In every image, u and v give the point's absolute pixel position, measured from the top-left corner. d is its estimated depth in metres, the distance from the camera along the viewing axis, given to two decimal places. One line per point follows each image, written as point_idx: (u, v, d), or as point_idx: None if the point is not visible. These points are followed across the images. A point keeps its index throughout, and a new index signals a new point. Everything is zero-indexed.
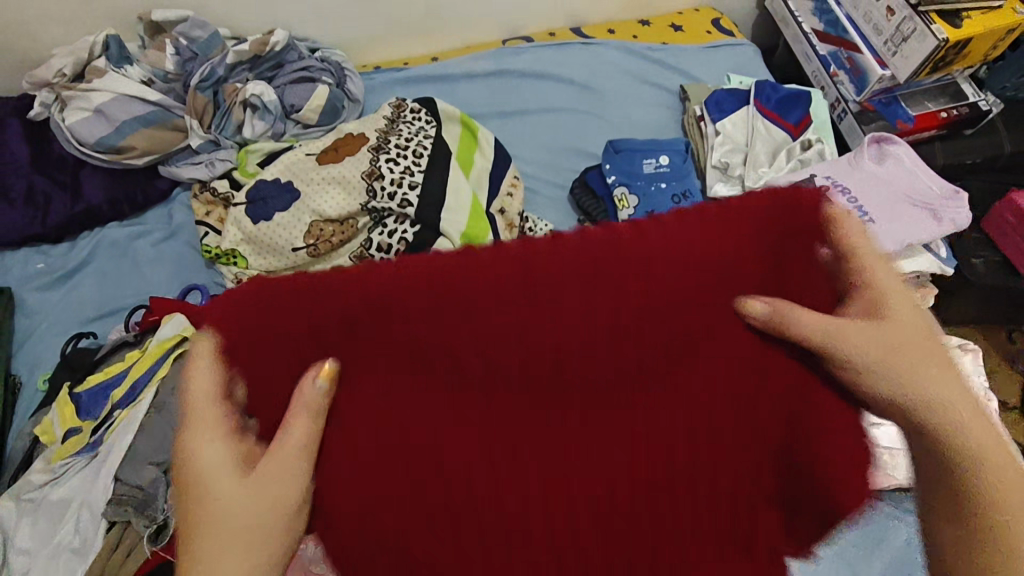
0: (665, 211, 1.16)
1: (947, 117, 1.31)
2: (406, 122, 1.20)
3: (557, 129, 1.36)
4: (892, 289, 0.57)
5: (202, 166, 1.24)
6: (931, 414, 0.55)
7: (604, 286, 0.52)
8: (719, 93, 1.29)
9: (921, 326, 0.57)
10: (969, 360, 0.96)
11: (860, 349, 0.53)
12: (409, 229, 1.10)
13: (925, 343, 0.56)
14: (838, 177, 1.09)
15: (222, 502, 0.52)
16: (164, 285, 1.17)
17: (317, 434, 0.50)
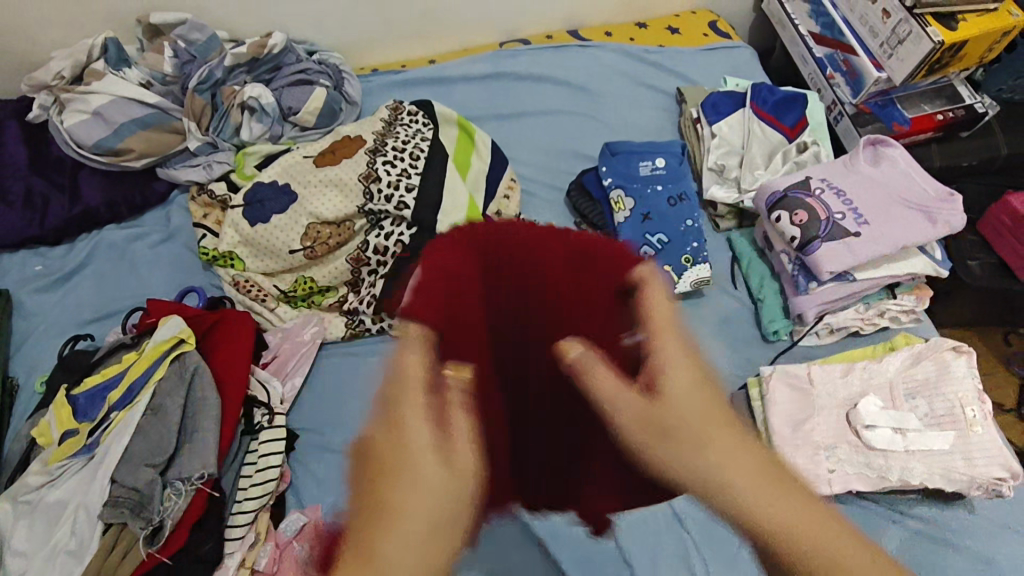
0: (660, 213, 1.16)
1: (942, 119, 1.32)
2: (403, 125, 1.21)
3: (554, 131, 1.36)
4: (677, 371, 0.60)
5: (200, 168, 1.25)
6: (719, 497, 0.54)
7: (485, 290, 0.62)
8: (715, 95, 1.29)
9: (703, 407, 0.58)
10: (963, 361, 0.95)
11: (624, 409, 0.59)
12: (405, 232, 1.11)
13: (710, 423, 0.57)
14: (833, 180, 1.09)
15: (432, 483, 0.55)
16: (162, 288, 1.18)
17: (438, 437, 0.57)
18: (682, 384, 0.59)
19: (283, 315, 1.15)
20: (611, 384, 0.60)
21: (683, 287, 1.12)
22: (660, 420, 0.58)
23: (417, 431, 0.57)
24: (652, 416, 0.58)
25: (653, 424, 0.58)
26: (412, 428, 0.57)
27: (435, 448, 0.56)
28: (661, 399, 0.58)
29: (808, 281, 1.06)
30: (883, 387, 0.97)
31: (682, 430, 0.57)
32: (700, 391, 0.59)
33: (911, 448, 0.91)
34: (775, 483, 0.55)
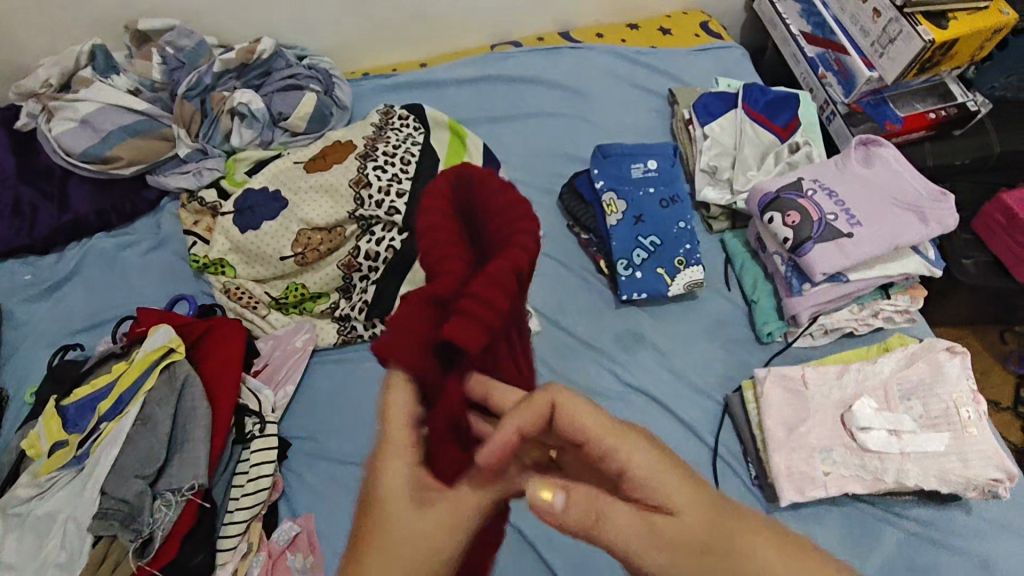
0: (653, 214, 1.15)
1: (935, 118, 1.31)
2: (394, 130, 1.20)
3: (546, 133, 1.35)
4: (662, 483, 0.51)
5: (190, 175, 1.24)
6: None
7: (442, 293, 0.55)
8: (707, 96, 1.29)
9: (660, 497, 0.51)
10: (957, 362, 0.95)
11: (655, 555, 0.49)
12: (396, 237, 1.10)
13: (718, 527, 0.51)
14: (825, 180, 1.09)
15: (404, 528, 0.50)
16: (152, 296, 1.17)
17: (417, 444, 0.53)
18: (671, 497, 0.51)
19: (275, 322, 1.14)
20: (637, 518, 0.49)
21: (676, 290, 1.12)
22: (681, 551, 0.49)
23: (399, 483, 0.52)
24: (681, 553, 0.49)
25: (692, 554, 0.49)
26: (393, 477, 0.52)
27: (413, 500, 0.51)
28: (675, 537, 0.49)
29: (801, 282, 1.06)
30: (878, 389, 0.96)
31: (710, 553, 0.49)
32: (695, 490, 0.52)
33: (906, 450, 0.91)
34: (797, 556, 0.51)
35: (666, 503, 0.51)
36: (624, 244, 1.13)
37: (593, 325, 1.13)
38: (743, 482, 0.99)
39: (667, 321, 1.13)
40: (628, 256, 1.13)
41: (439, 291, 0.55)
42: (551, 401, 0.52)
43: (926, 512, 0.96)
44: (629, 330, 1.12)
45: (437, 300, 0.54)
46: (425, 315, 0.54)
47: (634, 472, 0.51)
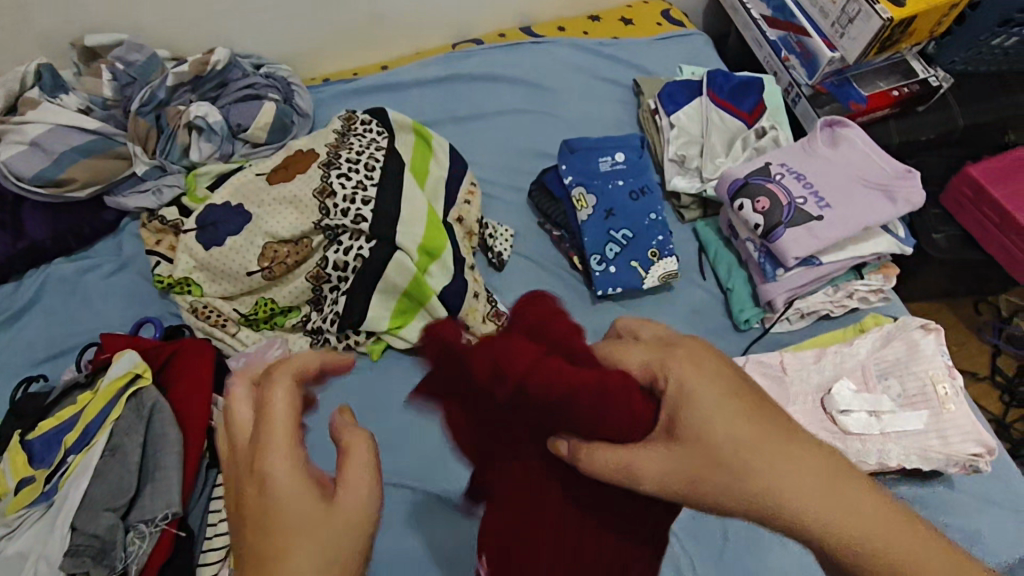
0: (624, 208, 1.14)
1: (898, 94, 1.30)
2: (357, 135, 1.17)
3: (512, 130, 1.34)
4: (703, 397, 0.54)
5: (149, 194, 1.21)
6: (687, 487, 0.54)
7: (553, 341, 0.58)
8: (671, 85, 1.28)
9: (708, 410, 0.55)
10: (932, 339, 0.95)
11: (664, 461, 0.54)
12: (365, 245, 1.07)
13: (752, 440, 0.54)
14: (792, 164, 1.08)
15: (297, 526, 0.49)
16: (118, 320, 1.14)
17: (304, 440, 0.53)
18: (705, 415, 0.54)
19: (245, 340, 1.11)
20: (621, 454, 0.54)
21: (650, 282, 1.11)
22: (702, 461, 0.53)
23: (290, 485, 0.50)
24: (703, 463, 0.53)
25: (686, 482, 0.54)
26: (281, 477, 0.50)
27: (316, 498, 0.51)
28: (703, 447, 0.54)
29: (775, 267, 1.05)
30: (856, 370, 0.96)
31: (731, 466, 0.53)
32: (736, 400, 0.55)
33: (887, 430, 0.91)
34: (826, 463, 0.54)
35: (704, 422, 0.54)
36: (596, 239, 1.12)
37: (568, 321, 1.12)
38: None
39: (644, 314, 1.13)
40: (601, 251, 1.12)
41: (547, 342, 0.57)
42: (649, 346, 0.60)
43: (911, 490, 0.96)
44: (606, 325, 1.12)
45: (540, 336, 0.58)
46: (529, 329, 0.59)
47: (672, 385, 0.56)
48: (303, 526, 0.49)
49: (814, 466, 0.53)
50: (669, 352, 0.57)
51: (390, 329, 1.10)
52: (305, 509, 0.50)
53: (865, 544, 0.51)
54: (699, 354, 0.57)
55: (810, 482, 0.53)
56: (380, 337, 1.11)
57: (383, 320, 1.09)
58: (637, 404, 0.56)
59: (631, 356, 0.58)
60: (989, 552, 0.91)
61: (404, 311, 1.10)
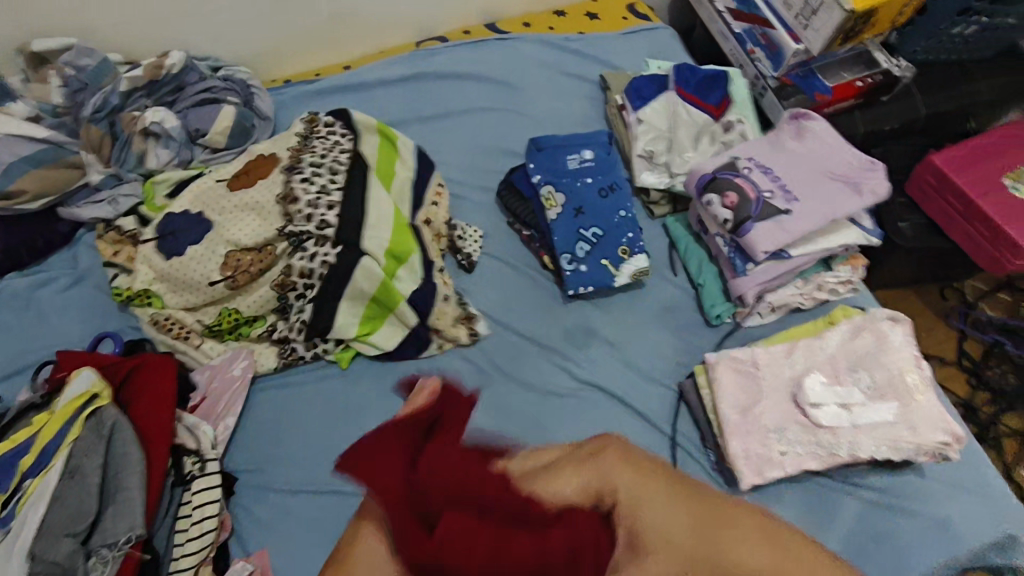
0: (593, 206, 1.13)
1: (862, 85, 1.32)
2: (320, 138, 1.15)
3: (479, 129, 1.32)
4: (650, 499, 0.58)
5: (104, 204, 1.16)
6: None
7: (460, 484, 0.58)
8: (639, 80, 1.26)
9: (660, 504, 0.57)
10: (899, 331, 0.96)
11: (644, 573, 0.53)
12: (330, 252, 1.04)
13: (713, 533, 0.56)
14: (759, 158, 1.08)
15: None
16: (75, 335, 1.10)
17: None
18: (665, 515, 0.57)
19: (210, 352, 1.08)
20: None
21: (622, 280, 1.10)
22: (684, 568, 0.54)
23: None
24: (684, 565, 0.54)
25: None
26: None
27: None
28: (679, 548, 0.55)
29: (745, 262, 1.05)
30: (826, 363, 0.96)
31: (706, 551, 0.55)
32: (680, 497, 0.58)
33: (858, 423, 0.91)
34: (778, 538, 0.58)
35: (661, 535, 0.55)
36: (566, 239, 1.11)
37: (540, 323, 1.11)
38: (704, 468, 0.99)
39: (617, 312, 1.12)
40: (571, 250, 1.11)
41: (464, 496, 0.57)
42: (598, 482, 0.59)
43: (882, 480, 0.97)
44: (578, 326, 1.11)
45: (465, 490, 0.57)
46: (440, 480, 0.58)
47: (622, 496, 0.58)
48: None
49: (760, 527, 0.58)
50: (597, 469, 0.60)
51: (358, 335, 1.08)
52: None
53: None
54: (625, 453, 0.62)
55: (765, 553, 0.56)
56: (349, 344, 1.09)
57: (351, 328, 1.07)
58: (599, 536, 0.55)
59: (566, 483, 0.59)
60: (957, 538, 0.93)
61: (373, 317, 1.08)
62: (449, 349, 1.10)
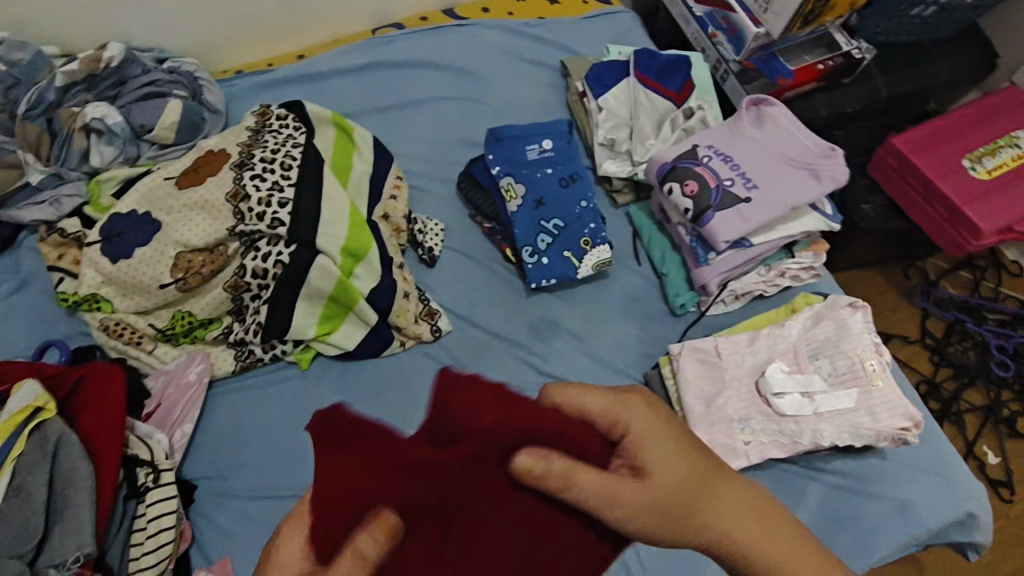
0: (554, 196, 1.11)
1: (824, 68, 1.31)
2: (272, 131, 1.10)
3: (438, 119, 1.28)
4: (660, 440, 0.57)
5: (47, 205, 1.12)
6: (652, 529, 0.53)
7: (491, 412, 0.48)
8: (599, 66, 1.24)
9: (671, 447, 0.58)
10: (859, 317, 0.96)
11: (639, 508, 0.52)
12: (284, 250, 1.00)
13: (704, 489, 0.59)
14: (719, 145, 1.07)
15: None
16: (20, 344, 1.05)
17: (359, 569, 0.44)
18: (670, 462, 0.57)
19: (164, 356, 1.06)
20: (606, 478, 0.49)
21: (585, 271, 1.09)
22: (661, 504, 0.55)
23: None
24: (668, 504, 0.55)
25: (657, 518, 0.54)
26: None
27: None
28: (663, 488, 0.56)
29: (707, 251, 1.04)
30: (788, 351, 0.96)
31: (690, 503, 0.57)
32: (686, 448, 0.59)
33: (820, 410, 0.91)
34: (761, 509, 0.62)
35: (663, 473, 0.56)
36: (527, 231, 1.09)
37: (504, 316, 1.10)
38: None
39: (582, 304, 1.11)
40: (532, 242, 1.09)
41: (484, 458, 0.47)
42: (617, 415, 0.57)
43: (844, 464, 0.98)
44: (543, 319, 1.09)
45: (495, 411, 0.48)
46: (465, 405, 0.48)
47: (636, 428, 0.57)
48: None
49: (752, 507, 0.61)
50: (624, 404, 0.57)
51: (317, 336, 1.05)
52: None
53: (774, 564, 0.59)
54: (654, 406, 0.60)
55: (741, 519, 0.60)
56: (309, 344, 1.06)
57: (309, 328, 1.04)
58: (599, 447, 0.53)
59: (593, 401, 0.56)
60: (919, 518, 0.94)
61: (331, 316, 1.05)
62: (411, 346, 1.08)
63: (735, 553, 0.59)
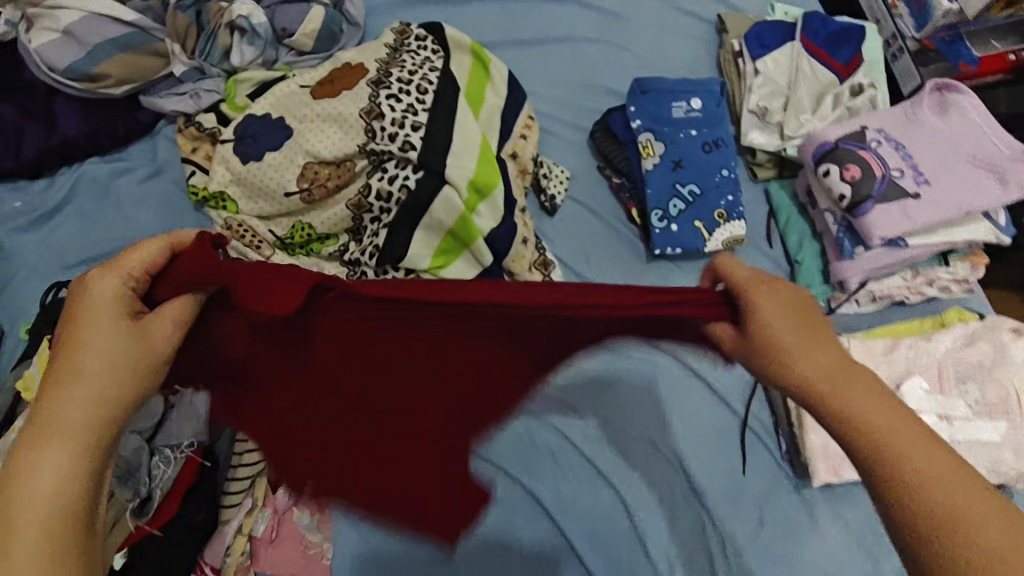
0: (693, 160, 1.05)
1: (1015, 60, 1.17)
2: (410, 51, 1.07)
3: (577, 60, 1.22)
4: (812, 353, 0.52)
5: (187, 97, 1.12)
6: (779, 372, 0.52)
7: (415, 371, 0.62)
8: (761, 25, 1.15)
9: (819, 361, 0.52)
10: (1021, 345, 0.87)
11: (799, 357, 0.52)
12: (411, 175, 0.99)
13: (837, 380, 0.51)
14: (891, 131, 0.97)
15: (91, 360, 0.51)
16: (150, 229, 1.09)
17: (189, 309, 0.54)
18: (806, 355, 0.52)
19: (280, 264, 1.06)
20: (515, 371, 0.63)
21: (713, 246, 1.02)
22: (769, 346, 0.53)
23: (102, 310, 0.52)
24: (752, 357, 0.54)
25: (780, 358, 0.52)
26: (90, 360, 0.51)
27: (126, 326, 0.52)
28: (766, 334, 0.52)
29: (854, 245, 0.96)
30: (932, 368, 0.87)
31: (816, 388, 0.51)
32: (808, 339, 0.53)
33: (957, 438, 0.84)
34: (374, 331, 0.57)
35: (774, 363, 0.52)
36: (660, 193, 1.03)
37: (619, 277, 1.06)
38: (773, 455, 0.95)
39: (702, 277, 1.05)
40: (663, 207, 1.03)
41: (244, 292, 0.51)
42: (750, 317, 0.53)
43: None
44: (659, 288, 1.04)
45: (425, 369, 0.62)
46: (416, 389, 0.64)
47: (826, 387, 0.51)
48: (96, 339, 0.51)
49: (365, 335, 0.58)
50: (850, 375, 0.51)
51: (430, 268, 1.03)
52: (145, 336, 0.53)
53: (878, 430, 0.48)
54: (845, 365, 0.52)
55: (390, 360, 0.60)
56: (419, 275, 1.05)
57: (423, 259, 1.02)
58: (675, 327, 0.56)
59: (780, 322, 0.52)
60: None
61: (447, 250, 1.03)
62: None
63: (826, 404, 0.51)
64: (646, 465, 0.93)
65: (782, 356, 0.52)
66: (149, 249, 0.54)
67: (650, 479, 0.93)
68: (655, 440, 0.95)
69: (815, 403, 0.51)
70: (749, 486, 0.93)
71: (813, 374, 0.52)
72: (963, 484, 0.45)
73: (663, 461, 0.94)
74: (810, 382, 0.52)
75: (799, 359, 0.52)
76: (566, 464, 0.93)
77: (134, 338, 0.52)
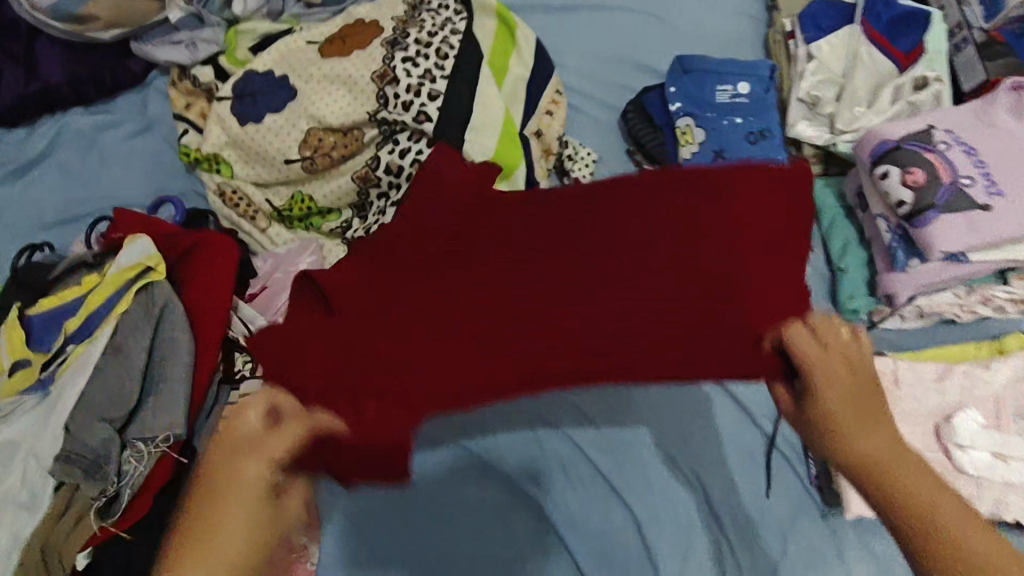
0: (734, 150, 0.95)
1: None
2: (430, 10, 0.96)
3: (612, 32, 1.11)
4: (857, 429, 0.49)
5: (182, 46, 1.02)
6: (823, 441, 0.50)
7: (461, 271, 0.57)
8: (818, 5, 1.05)
9: (882, 443, 0.48)
10: None
11: (861, 443, 0.48)
12: (424, 149, 0.89)
13: (894, 460, 0.47)
14: (960, 132, 0.87)
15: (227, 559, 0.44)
16: (135, 190, 1.00)
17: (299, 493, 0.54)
18: (865, 436, 0.48)
19: (275, 238, 0.98)
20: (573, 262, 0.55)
21: None
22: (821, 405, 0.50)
23: (247, 491, 0.47)
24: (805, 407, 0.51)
25: (823, 423, 0.50)
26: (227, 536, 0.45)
27: (262, 504, 0.47)
28: (819, 402, 0.50)
29: (908, 256, 0.87)
30: (987, 400, 0.81)
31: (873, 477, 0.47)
32: (856, 406, 0.50)
33: (1013, 479, 0.76)
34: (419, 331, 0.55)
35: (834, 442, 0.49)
36: None
37: None
38: (800, 480, 0.87)
39: None
40: None
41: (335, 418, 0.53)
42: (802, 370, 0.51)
43: None
44: None
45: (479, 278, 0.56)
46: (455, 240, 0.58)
47: (874, 469, 0.47)
48: (242, 515, 0.46)
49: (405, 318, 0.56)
50: (903, 465, 0.46)
51: None
52: (265, 522, 0.47)
53: (930, 513, 0.43)
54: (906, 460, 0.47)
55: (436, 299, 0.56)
56: None
57: None
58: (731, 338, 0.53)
59: (837, 374, 0.51)
60: None
61: None
62: None
63: (873, 475, 0.46)
64: (662, 483, 0.86)
65: (837, 429, 0.49)
66: (300, 432, 0.51)
67: (666, 496, 0.86)
68: (674, 456, 0.87)
69: (846, 464, 0.48)
70: (771, 510, 0.86)
71: (872, 452, 0.47)
72: (970, 525, 0.43)
73: (681, 479, 0.87)
74: (872, 468, 0.47)
75: (860, 445, 0.48)
76: (576, 476, 0.86)
77: (268, 514, 0.47)
